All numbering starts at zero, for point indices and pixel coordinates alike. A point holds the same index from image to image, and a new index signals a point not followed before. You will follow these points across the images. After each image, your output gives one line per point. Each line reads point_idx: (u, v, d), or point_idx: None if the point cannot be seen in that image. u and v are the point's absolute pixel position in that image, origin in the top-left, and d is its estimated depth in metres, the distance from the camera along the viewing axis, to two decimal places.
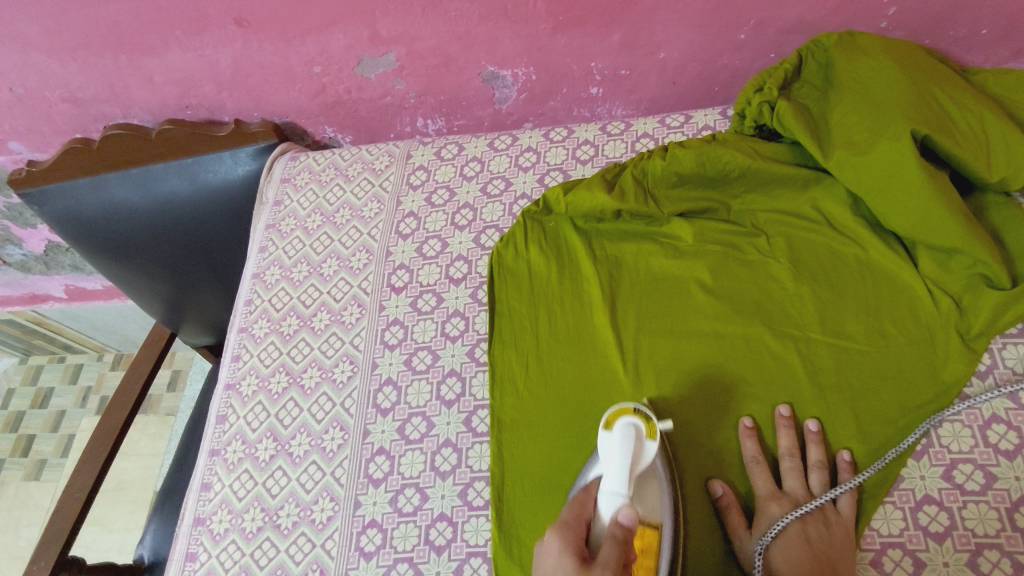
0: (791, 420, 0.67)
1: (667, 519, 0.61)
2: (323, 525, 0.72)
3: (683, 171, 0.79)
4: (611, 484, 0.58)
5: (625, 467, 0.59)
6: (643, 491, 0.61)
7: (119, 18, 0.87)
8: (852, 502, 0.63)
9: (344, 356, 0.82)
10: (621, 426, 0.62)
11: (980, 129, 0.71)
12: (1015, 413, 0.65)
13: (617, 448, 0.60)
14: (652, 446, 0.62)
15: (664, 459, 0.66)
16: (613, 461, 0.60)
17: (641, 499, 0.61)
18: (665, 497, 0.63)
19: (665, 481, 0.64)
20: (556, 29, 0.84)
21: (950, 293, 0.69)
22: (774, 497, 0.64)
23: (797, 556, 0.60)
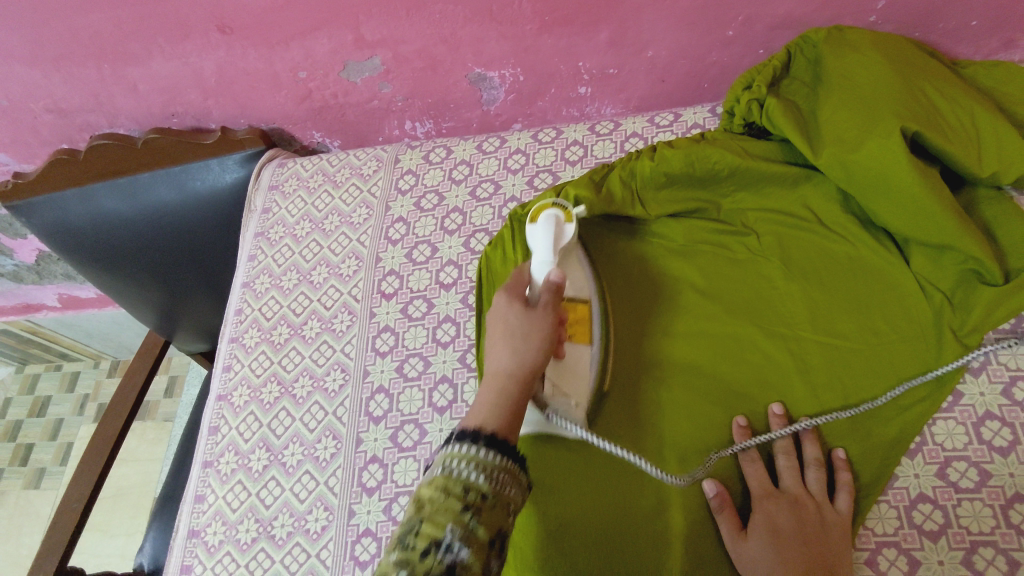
0: (785, 418, 0.67)
1: (594, 292, 0.73)
2: (317, 535, 0.71)
3: (673, 171, 0.78)
4: (540, 258, 0.68)
5: (550, 246, 0.69)
6: (567, 263, 0.73)
7: (100, 28, 0.86)
8: (849, 498, 0.63)
9: (335, 364, 0.81)
10: (543, 217, 0.71)
11: (969, 123, 0.70)
12: (1009, 409, 0.65)
13: (542, 234, 0.69)
14: (570, 228, 0.72)
15: (581, 246, 0.77)
16: (538, 242, 0.69)
17: (567, 268, 0.73)
18: (588, 273, 0.74)
19: (585, 260, 0.75)
20: (542, 29, 0.84)
21: (941, 289, 0.69)
22: (771, 495, 0.63)
23: (792, 554, 0.59)
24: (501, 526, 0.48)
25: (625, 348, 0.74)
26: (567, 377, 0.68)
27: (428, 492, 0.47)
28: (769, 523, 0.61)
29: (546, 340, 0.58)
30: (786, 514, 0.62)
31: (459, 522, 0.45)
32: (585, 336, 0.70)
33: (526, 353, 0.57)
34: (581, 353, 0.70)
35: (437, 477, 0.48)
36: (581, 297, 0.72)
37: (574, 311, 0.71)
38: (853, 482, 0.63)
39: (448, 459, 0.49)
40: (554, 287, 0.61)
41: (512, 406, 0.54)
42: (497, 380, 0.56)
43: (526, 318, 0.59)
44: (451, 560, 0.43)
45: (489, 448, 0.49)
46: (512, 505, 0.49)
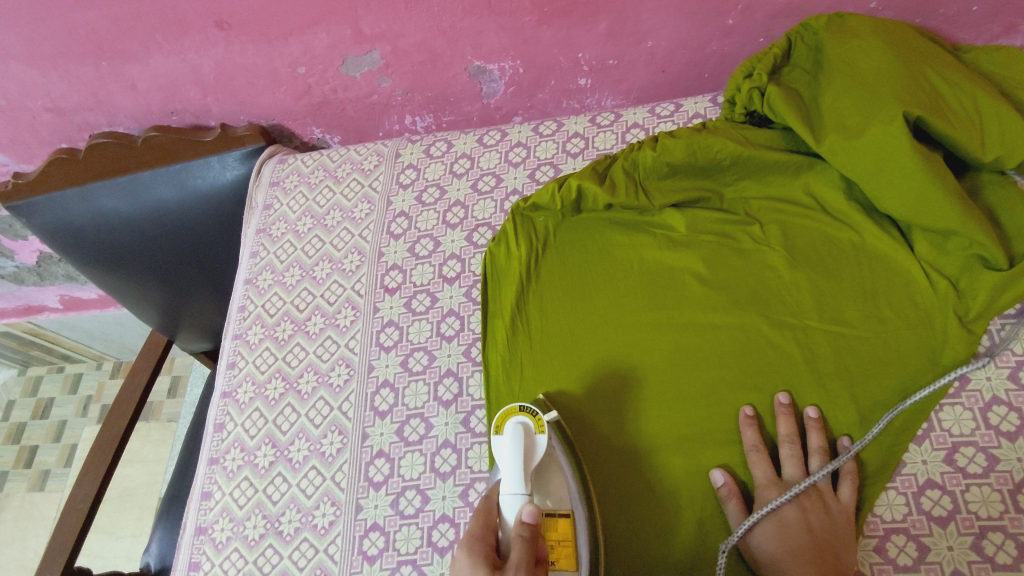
0: (791, 408, 0.67)
1: (575, 499, 0.64)
2: (325, 530, 0.71)
3: (675, 161, 0.78)
4: (508, 488, 0.59)
5: (517, 469, 0.60)
6: (546, 478, 0.64)
7: (98, 26, 0.85)
8: (853, 487, 0.63)
9: (340, 359, 0.81)
10: (510, 426, 0.63)
11: (972, 108, 0.70)
12: (1016, 394, 0.65)
13: (508, 452, 0.61)
14: (541, 438, 0.63)
15: (557, 436, 0.68)
16: (506, 465, 0.60)
17: (544, 481, 0.63)
18: (570, 479, 0.65)
19: (568, 469, 0.66)
20: (541, 20, 0.83)
21: (946, 275, 0.68)
22: (775, 484, 0.64)
23: (797, 544, 0.60)
24: None
25: (630, 340, 0.74)
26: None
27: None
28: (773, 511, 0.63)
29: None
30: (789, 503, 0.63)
31: None
32: (573, 562, 0.60)
33: None
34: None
35: None
36: (563, 510, 0.62)
37: (556, 530, 0.61)
38: (856, 470, 0.64)
39: None
40: (524, 541, 0.53)
41: None
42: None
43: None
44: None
45: None
46: None
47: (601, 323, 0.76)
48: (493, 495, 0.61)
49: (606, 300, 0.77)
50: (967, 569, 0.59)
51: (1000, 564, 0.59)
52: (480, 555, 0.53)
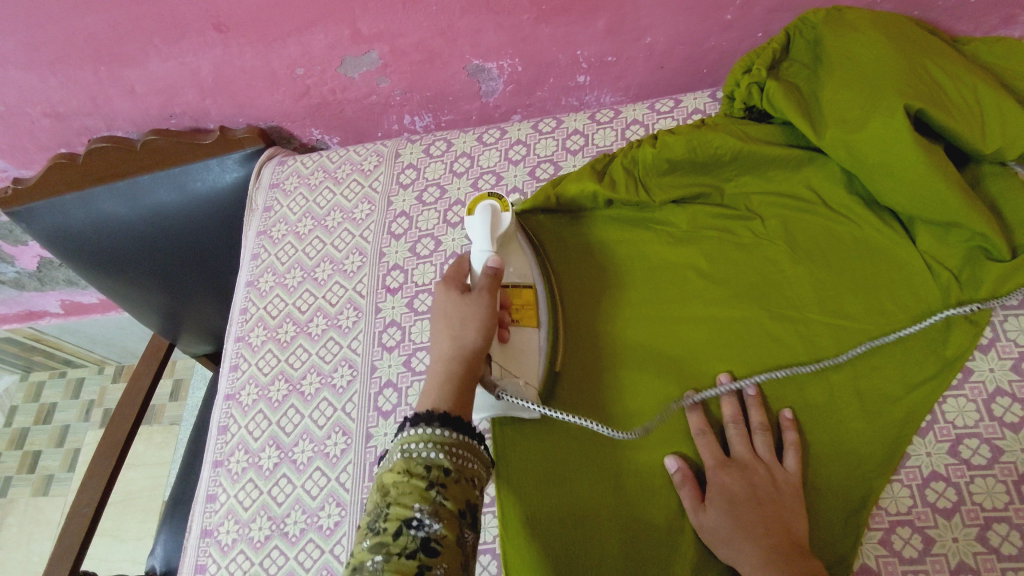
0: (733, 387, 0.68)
1: (536, 277, 0.74)
2: (330, 530, 0.71)
3: (674, 157, 0.78)
4: (479, 248, 0.68)
5: (488, 235, 0.69)
6: (510, 252, 0.73)
7: (96, 30, 0.85)
8: (797, 458, 0.64)
9: (343, 360, 0.81)
10: (480, 209, 0.71)
11: (972, 99, 0.70)
12: (1019, 385, 0.65)
13: (479, 224, 0.70)
14: (507, 217, 0.71)
15: (523, 232, 0.77)
16: (477, 235, 0.69)
17: (509, 253, 0.72)
18: (530, 259, 0.75)
19: (528, 250, 0.75)
20: (539, 18, 0.83)
21: (949, 267, 0.68)
22: (721, 464, 0.64)
23: (747, 519, 0.60)
24: (469, 496, 0.51)
25: (631, 334, 0.74)
26: (514, 358, 0.67)
27: (391, 476, 0.49)
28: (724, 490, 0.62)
29: (483, 323, 0.60)
30: (737, 478, 0.63)
31: (425, 498, 0.47)
32: (533, 320, 0.70)
33: (465, 333, 0.59)
34: (528, 336, 0.69)
35: (398, 461, 0.50)
36: (525, 282, 0.72)
37: (519, 297, 0.71)
38: (799, 441, 0.65)
39: (405, 443, 0.51)
40: (491, 274, 0.64)
41: (455, 383, 0.56)
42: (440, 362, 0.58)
43: (462, 301, 0.62)
44: (423, 536, 0.46)
45: (444, 427, 0.52)
46: (477, 477, 0.52)
47: (601, 320, 0.76)
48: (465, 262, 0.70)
49: (608, 297, 0.77)
50: (973, 561, 0.59)
51: (1005, 555, 0.59)
52: (453, 286, 0.63)
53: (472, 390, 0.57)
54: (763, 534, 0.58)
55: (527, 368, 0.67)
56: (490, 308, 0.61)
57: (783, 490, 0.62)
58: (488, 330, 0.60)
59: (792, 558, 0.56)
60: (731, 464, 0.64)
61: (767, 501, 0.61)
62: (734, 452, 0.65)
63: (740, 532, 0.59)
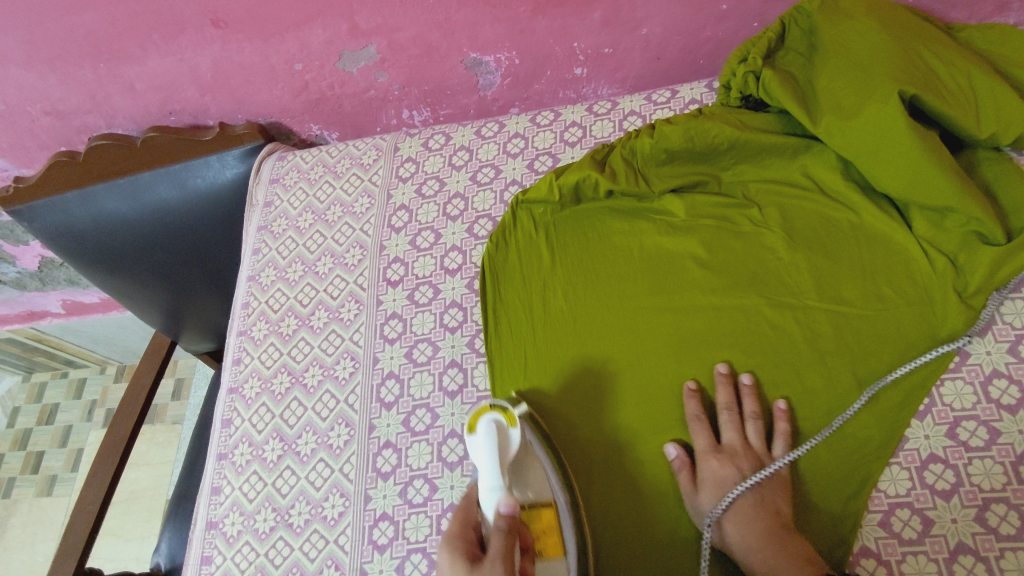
0: (730, 377, 0.69)
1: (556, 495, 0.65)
2: (335, 521, 0.72)
3: (672, 148, 0.78)
4: (487, 483, 0.61)
5: (495, 462, 0.62)
6: (525, 471, 0.66)
7: (94, 27, 0.86)
8: (786, 446, 0.65)
9: (345, 353, 0.82)
10: (482, 425, 0.64)
11: (967, 85, 0.70)
12: (1016, 367, 0.65)
13: (485, 452, 0.62)
14: (515, 432, 0.65)
15: (531, 426, 0.69)
16: (483, 463, 0.62)
17: (525, 475, 0.66)
18: (547, 468, 0.67)
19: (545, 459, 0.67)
20: (536, 10, 0.84)
21: (945, 252, 0.69)
22: (713, 452, 0.66)
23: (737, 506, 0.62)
24: None
25: (631, 324, 0.75)
26: None
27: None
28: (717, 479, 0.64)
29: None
30: (729, 467, 0.64)
31: None
32: (558, 550, 0.62)
33: None
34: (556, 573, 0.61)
35: None
36: (543, 500, 0.65)
37: (540, 520, 0.63)
38: (790, 430, 0.66)
39: None
40: (505, 533, 0.54)
41: None
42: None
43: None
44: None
45: None
46: None
47: (601, 310, 0.76)
48: (474, 504, 0.61)
49: (608, 285, 0.78)
50: (972, 541, 0.59)
51: (1003, 535, 0.59)
52: (460, 557, 0.54)
53: None
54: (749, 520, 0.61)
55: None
56: None
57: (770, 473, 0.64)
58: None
59: (782, 542, 0.59)
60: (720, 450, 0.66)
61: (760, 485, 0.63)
62: (724, 439, 0.67)
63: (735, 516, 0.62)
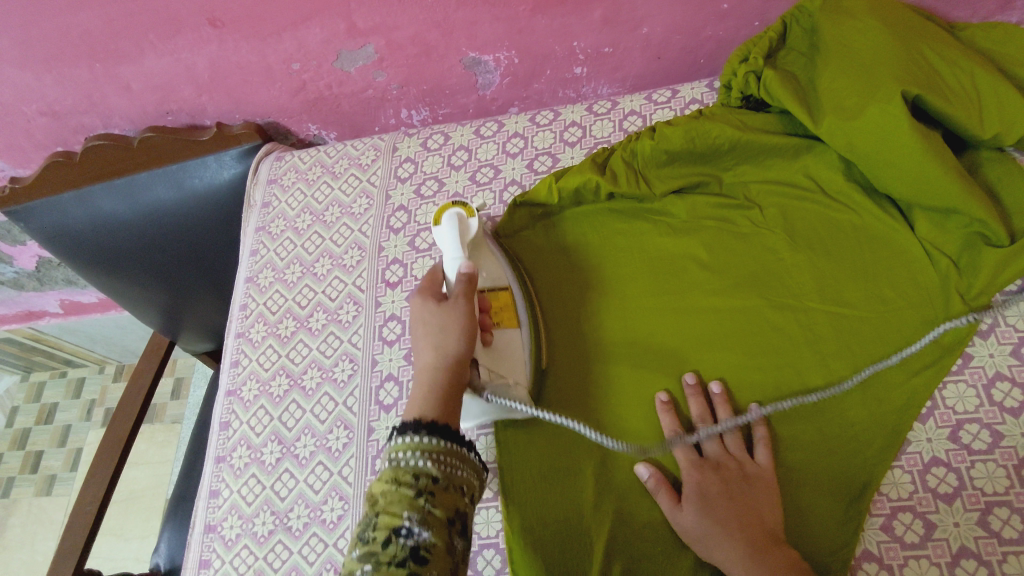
0: (699, 387, 0.69)
1: (511, 278, 0.74)
2: (334, 524, 0.72)
3: (673, 149, 0.78)
4: (450, 258, 0.70)
5: (457, 243, 0.71)
6: (480, 254, 0.74)
7: (90, 27, 0.85)
8: (767, 450, 0.65)
9: (343, 355, 0.81)
10: (447, 219, 0.72)
11: (970, 84, 0.70)
12: (1019, 369, 0.65)
13: (448, 237, 0.71)
14: (474, 223, 0.73)
15: (495, 241, 0.78)
16: (448, 249, 0.71)
17: (481, 260, 0.73)
18: (503, 263, 0.75)
19: (501, 255, 0.76)
20: (535, 10, 0.83)
21: (948, 253, 0.69)
22: (694, 464, 0.65)
23: (724, 515, 0.61)
24: (457, 502, 0.52)
25: (631, 327, 0.74)
26: (502, 360, 0.68)
27: (380, 487, 0.50)
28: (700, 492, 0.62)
29: (461, 331, 0.62)
30: (712, 478, 0.63)
31: (414, 506, 0.48)
32: (513, 320, 0.71)
33: (446, 346, 0.61)
34: (512, 338, 0.70)
35: (386, 470, 0.51)
36: (500, 285, 0.73)
37: (496, 300, 0.72)
38: (769, 436, 0.66)
39: (394, 452, 0.52)
40: (465, 280, 0.66)
41: (441, 394, 0.58)
42: (428, 375, 0.60)
43: (439, 310, 0.63)
44: (412, 544, 0.46)
45: (430, 435, 0.53)
46: (465, 484, 0.53)
47: (601, 312, 0.76)
48: (440, 269, 0.71)
49: (608, 289, 0.77)
50: (975, 545, 0.59)
51: (1007, 539, 0.59)
52: (428, 297, 0.65)
53: (458, 402, 0.59)
54: (737, 530, 0.59)
55: (514, 369, 0.69)
56: (467, 313, 0.63)
57: (755, 487, 0.63)
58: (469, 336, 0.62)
59: (770, 551, 0.58)
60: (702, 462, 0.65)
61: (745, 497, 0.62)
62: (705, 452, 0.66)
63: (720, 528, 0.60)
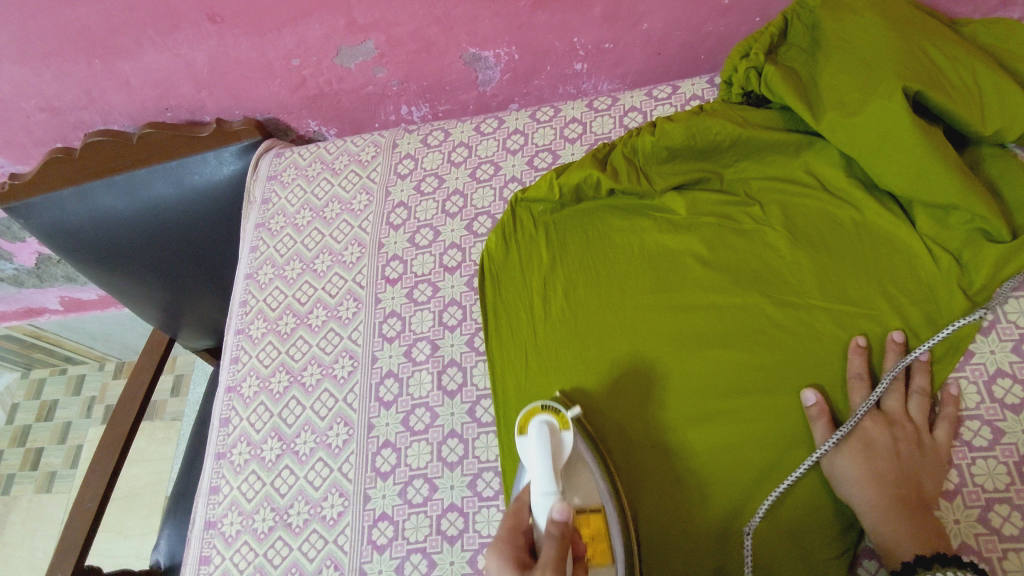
0: (903, 346, 0.66)
1: (605, 495, 0.63)
2: (334, 521, 0.71)
3: (674, 145, 0.77)
4: (540, 489, 0.58)
5: (548, 462, 0.60)
6: (574, 477, 0.63)
7: (89, 22, 0.85)
8: (949, 430, 0.62)
9: (343, 351, 0.81)
10: (535, 426, 0.63)
11: (972, 81, 0.70)
12: (1020, 366, 0.64)
13: (536, 452, 0.61)
14: (567, 437, 0.63)
15: (581, 435, 0.67)
16: (535, 463, 0.60)
17: (573, 481, 0.63)
18: (596, 474, 0.64)
19: (596, 467, 0.65)
20: (535, 5, 0.83)
21: (949, 249, 0.68)
22: (872, 415, 0.64)
23: (883, 469, 0.61)
24: None
25: (632, 323, 0.74)
26: None
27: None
28: (864, 439, 0.63)
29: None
30: (882, 432, 0.63)
31: None
32: (605, 555, 0.59)
33: None
34: None
35: None
36: (592, 505, 0.62)
37: (587, 526, 0.60)
38: (956, 416, 0.63)
39: None
40: (556, 534, 0.51)
41: None
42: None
43: None
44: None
45: None
46: None
47: (601, 308, 0.76)
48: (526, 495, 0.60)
49: (608, 285, 0.77)
50: (974, 542, 0.59)
51: (1007, 536, 0.59)
52: (513, 559, 0.52)
53: None
54: (889, 488, 0.60)
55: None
56: None
57: (923, 456, 0.61)
58: None
59: (916, 515, 0.58)
60: (876, 418, 0.64)
61: (908, 460, 0.61)
62: (883, 406, 0.65)
63: (864, 480, 0.61)
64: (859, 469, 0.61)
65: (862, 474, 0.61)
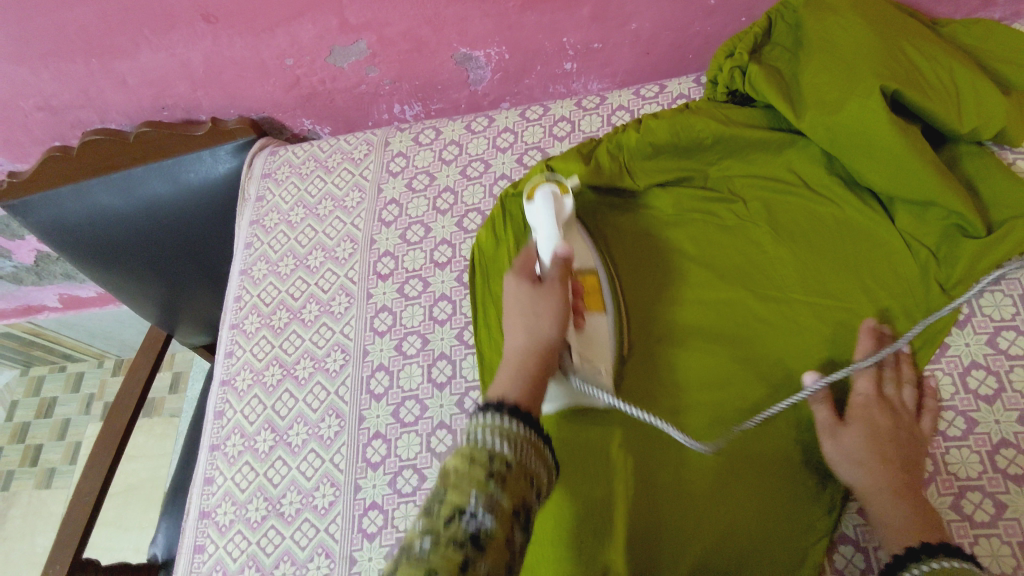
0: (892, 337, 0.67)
1: (598, 262, 0.73)
2: (325, 510, 0.73)
3: (658, 142, 0.79)
4: (546, 236, 0.67)
5: (552, 221, 0.68)
6: (571, 237, 0.72)
7: (86, 22, 0.86)
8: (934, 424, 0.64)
9: (335, 345, 0.83)
10: (541, 194, 0.70)
11: (949, 80, 0.71)
12: (994, 358, 0.66)
13: (543, 213, 0.69)
14: (568, 201, 0.71)
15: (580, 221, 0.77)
16: (542, 228, 0.68)
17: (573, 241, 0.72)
18: (589, 246, 0.74)
19: (588, 239, 0.75)
20: (524, 6, 0.84)
21: (927, 244, 0.70)
22: (872, 398, 0.64)
23: (885, 452, 0.60)
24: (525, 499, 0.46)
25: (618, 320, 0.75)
26: (589, 346, 0.68)
27: (454, 463, 0.46)
28: (868, 421, 0.62)
29: (554, 315, 0.61)
30: (884, 416, 0.63)
31: (482, 489, 0.44)
32: (599, 305, 0.70)
33: (541, 332, 0.60)
34: (597, 323, 0.69)
35: (461, 448, 0.47)
36: (587, 269, 0.72)
37: (584, 282, 0.71)
38: (938, 410, 0.65)
39: (474, 429, 0.48)
40: (561, 262, 0.64)
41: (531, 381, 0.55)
42: (526, 357, 0.58)
43: (535, 294, 0.62)
44: (474, 529, 0.43)
45: (513, 418, 0.49)
46: (537, 481, 0.47)
47: None
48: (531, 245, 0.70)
49: None
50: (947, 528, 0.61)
51: (978, 522, 0.60)
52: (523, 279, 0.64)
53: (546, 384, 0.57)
54: (890, 472, 0.59)
55: (600, 354, 0.68)
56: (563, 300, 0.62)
57: (920, 444, 0.62)
58: (562, 321, 0.61)
59: (913, 501, 0.57)
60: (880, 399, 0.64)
61: (906, 446, 0.61)
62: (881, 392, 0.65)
63: (865, 458, 0.60)
64: (861, 445, 0.61)
65: (863, 451, 0.60)
